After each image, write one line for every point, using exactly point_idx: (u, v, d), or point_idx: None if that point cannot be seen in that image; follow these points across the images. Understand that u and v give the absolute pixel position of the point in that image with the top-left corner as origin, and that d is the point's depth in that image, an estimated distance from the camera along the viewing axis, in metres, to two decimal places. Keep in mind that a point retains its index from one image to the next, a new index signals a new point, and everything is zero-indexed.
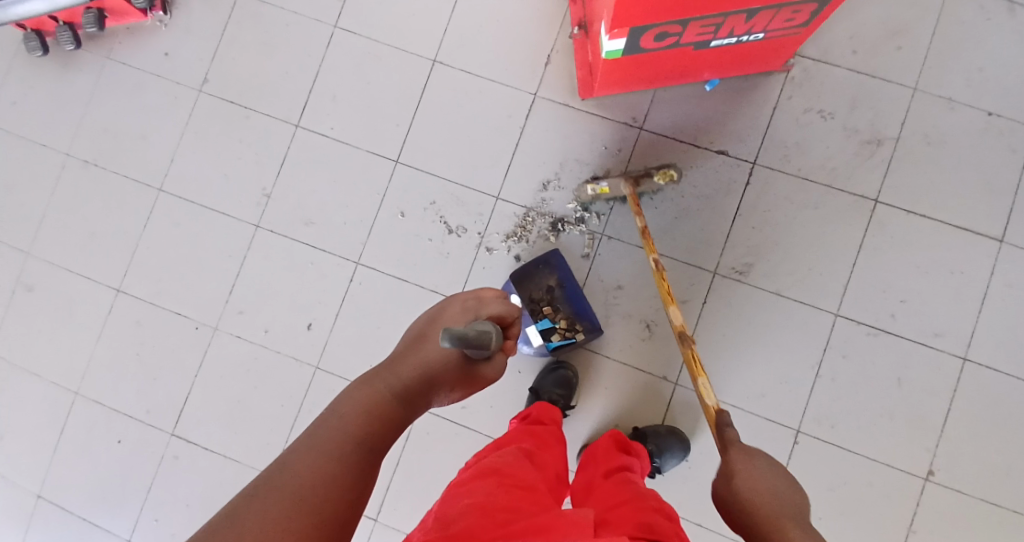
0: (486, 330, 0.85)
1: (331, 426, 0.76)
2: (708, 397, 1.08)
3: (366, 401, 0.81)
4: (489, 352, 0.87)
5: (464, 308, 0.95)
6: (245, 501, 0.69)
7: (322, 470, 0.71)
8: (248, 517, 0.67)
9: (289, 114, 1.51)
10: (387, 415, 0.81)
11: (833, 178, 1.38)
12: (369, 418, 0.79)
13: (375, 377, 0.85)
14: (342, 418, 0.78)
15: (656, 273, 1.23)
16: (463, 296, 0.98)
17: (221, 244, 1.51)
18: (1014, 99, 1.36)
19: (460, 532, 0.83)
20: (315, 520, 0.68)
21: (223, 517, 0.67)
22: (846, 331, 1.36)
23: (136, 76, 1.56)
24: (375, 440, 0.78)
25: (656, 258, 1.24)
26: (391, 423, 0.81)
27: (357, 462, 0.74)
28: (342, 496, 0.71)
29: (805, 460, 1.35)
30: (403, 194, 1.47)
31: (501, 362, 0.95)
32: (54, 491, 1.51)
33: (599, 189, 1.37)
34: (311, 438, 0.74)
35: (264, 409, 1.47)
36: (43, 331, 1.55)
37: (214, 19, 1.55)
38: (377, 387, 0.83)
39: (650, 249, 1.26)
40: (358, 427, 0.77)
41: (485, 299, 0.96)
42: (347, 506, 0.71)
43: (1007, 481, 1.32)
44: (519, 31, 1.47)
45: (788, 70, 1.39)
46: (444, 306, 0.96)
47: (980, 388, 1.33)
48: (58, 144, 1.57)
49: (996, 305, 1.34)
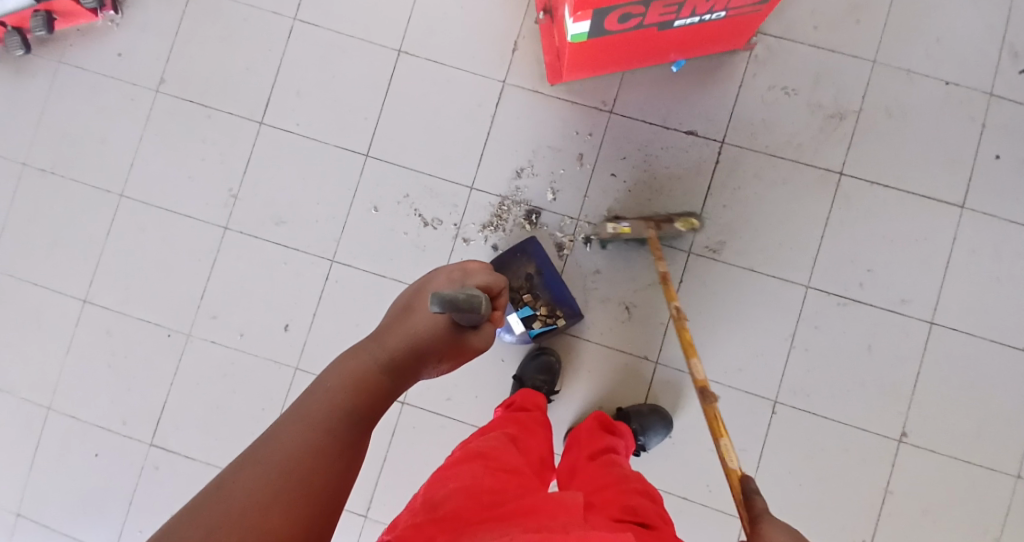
0: (474, 294, 0.84)
1: (319, 398, 0.75)
2: (731, 459, 1.00)
3: (351, 372, 0.79)
4: (479, 317, 0.85)
5: (451, 278, 0.93)
6: (233, 472, 0.68)
7: (310, 442, 0.71)
8: (236, 487, 0.67)
9: (253, 111, 1.48)
10: (374, 386, 0.79)
11: (800, 153, 1.41)
12: (356, 389, 0.77)
13: (361, 349, 0.83)
14: (329, 390, 0.76)
15: (676, 320, 1.20)
16: (449, 268, 0.96)
17: (190, 248, 1.48)
18: (970, 68, 1.40)
19: (447, 514, 0.84)
20: (304, 490, 0.68)
21: (210, 488, 0.67)
22: (818, 302, 1.39)
23: (91, 77, 1.51)
24: (364, 411, 0.77)
25: (676, 305, 1.22)
26: (378, 395, 0.79)
27: (346, 433, 0.74)
28: (330, 466, 0.71)
29: (785, 430, 1.39)
30: (375, 187, 1.45)
31: (491, 332, 0.93)
32: (33, 509, 1.47)
33: (618, 229, 1.34)
34: (298, 410, 0.73)
35: (245, 412, 1.45)
36: (9, 345, 1.50)
37: (170, 14, 1.50)
38: (363, 359, 0.81)
39: (669, 295, 1.24)
40: (346, 398, 0.76)
41: (471, 270, 0.94)
42: (335, 476, 0.71)
43: (975, 437, 1.37)
44: (484, 18, 1.45)
45: (752, 49, 1.41)
46: (430, 278, 0.94)
47: (947, 350, 1.38)
48: (12, 151, 1.52)
49: (959, 270, 1.39)
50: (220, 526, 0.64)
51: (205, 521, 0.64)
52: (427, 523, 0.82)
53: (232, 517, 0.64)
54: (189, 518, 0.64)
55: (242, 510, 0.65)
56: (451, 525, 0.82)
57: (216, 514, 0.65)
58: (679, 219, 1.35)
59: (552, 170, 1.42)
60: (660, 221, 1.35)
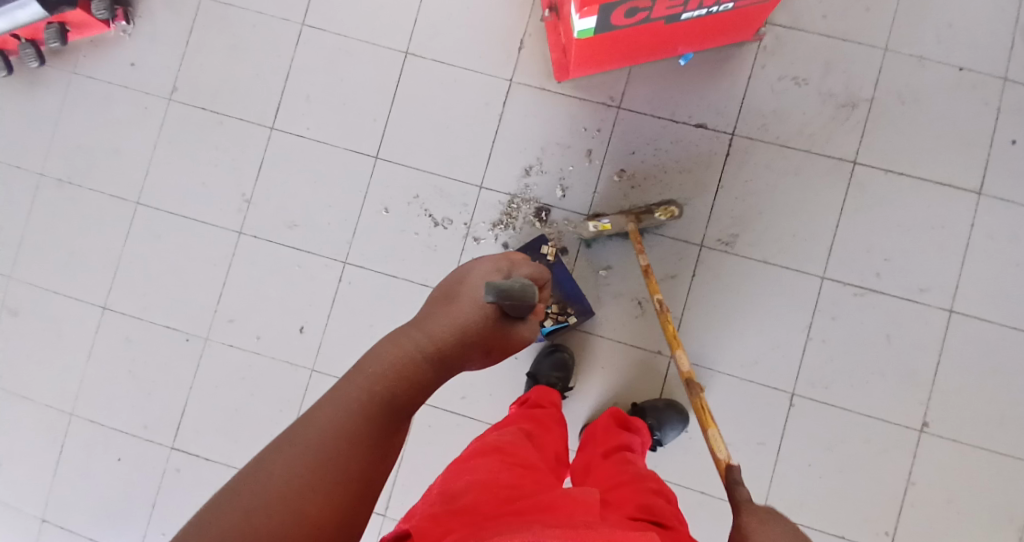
0: (527, 284, 0.82)
1: (354, 383, 0.72)
2: (719, 449, 1.05)
3: (393, 359, 0.75)
4: (529, 307, 0.83)
5: (496, 267, 0.88)
6: (270, 454, 0.67)
7: (345, 429, 0.69)
8: (274, 469, 0.66)
9: (263, 117, 1.50)
10: (416, 377, 0.76)
11: (812, 143, 1.39)
12: (396, 378, 0.74)
13: (404, 337, 0.78)
14: (368, 377, 0.73)
15: (660, 314, 1.24)
16: (491, 258, 0.90)
17: (205, 252, 1.50)
18: (983, 52, 1.38)
19: (464, 507, 0.84)
20: (341, 476, 0.67)
21: (250, 467, 0.67)
22: (834, 293, 1.38)
23: (103, 87, 1.53)
24: (404, 400, 0.74)
25: (660, 298, 1.25)
26: (419, 385, 0.76)
27: (383, 422, 0.71)
28: (366, 453, 0.69)
29: (803, 422, 1.37)
30: (386, 189, 1.46)
31: (532, 325, 0.89)
32: (57, 516, 1.49)
33: (600, 226, 1.35)
34: (334, 394, 0.71)
35: (263, 414, 1.46)
36: (31, 354, 1.53)
37: (180, 22, 1.52)
38: (406, 348, 0.77)
39: (652, 288, 1.27)
40: (385, 385, 0.73)
41: (516, 261, 0.90)
42: (371, 464, 0.69)
43: (999, 427, 1.35)
44: (489, 18, 1.46)
45: (760, 39, 1.40)
46: (472, 266, 0.88)
47: (967, 338, 1.36)
48: (30, 164, 1.54)
49: (978, 256, 1.37)
50: (258, 508, 0.64)
51: (242, 503, 0.64)
52: (444, 515, 0.83)
53: (270, 500, 0.65)
54: (229, 498, 0.65)
55: (278, 494, 0.65)
56: (467, 517, 0.82)
57: (256, 496, 0.65)
58: (658, 209, 1.35)
59: (561, 167, 1.42)
60: (641, 213, 1.36)
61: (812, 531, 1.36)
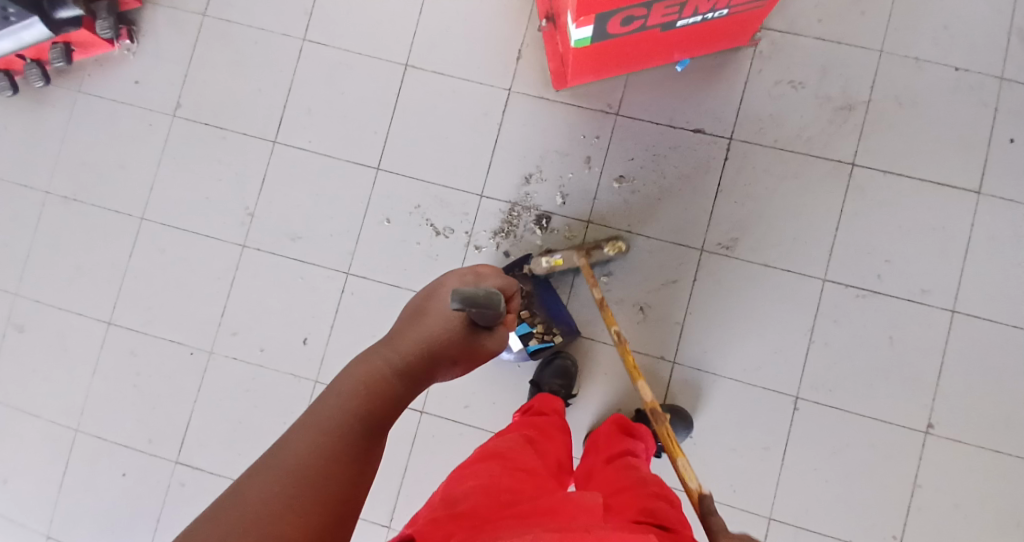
0: (493, 292, 0.80)
1: (330, 404, 0.73)
2: (690, 479, 1.12)
3: (364, 374, 0.76)
4: (499, 316, 0.81)
5: (463, 280, 0.88)
6: (247, 478, 0.67)
7: (321, 447, 0.69)
8: (251, 494, 0.66)
9: (265, 131, 1.51)
10: (389, 392, 0.76)
11: (809, 146, 1.40)
12: (368, 395, 0.74)
13: (374, 353, 0.80)
14: (341, 395, 0.74)
15: (618, 345, 1.30)
16: (459, 272, 0.91)
17: (209, 265, 1.51)
18: (979, 53, 1.38)
19: (466, 511, 0.84)
20: (318, 495, 0.67)
21: (227, 492, 0.66)
22: (836, 295, 1.38)
23: (108, 105, 1.55)
24: (378, 417, 0.74)
25: (616, 330, 1.30)
26: (391, 399, 0.76)
27: (359, 438, 0.72)
28: (342, 471, 0.69)
29: (808, 426, 1.37)
30: (387, 199, 1.47)
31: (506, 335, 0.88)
32: (62, 531, 1.50)
33: (552, 261, 1.35)
34: (310, 415, 0.72)
35: (268, 426, 1.47)
36: (37, 370, 1.54)
37: (183, 40, 1.54)
38: (375, 363, 0.78)
39: (608, 320, 1.31)
40: (360, 403, 0.73)
41: (483, 274, 0.90)
42: (348, 482, 0.69)
43: (1005, 428, 1.34)
44: (487, 29, 1.47)
45: (756, 45, 1.41)
46: (440, 281, 0.89)
47: (971, 338, 1.36)
48: (37, 181, 1.56)
49: (979, 256, 1.36)
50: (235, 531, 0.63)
51: (218, 528, 0.63)
52: (447, 518, 0.82)
53: (248, 522, 0.64)
54: (206, 523, 0.64)
55: (256, 517, 0.64)
56: (469, 520, 0.82)
57: (235, 519, 0.64)
58: (606, 244, 1.38)
59: (561, 175, 1.43)
60: (591, 247, 1.37)
61: (819, 536, 1.35)
